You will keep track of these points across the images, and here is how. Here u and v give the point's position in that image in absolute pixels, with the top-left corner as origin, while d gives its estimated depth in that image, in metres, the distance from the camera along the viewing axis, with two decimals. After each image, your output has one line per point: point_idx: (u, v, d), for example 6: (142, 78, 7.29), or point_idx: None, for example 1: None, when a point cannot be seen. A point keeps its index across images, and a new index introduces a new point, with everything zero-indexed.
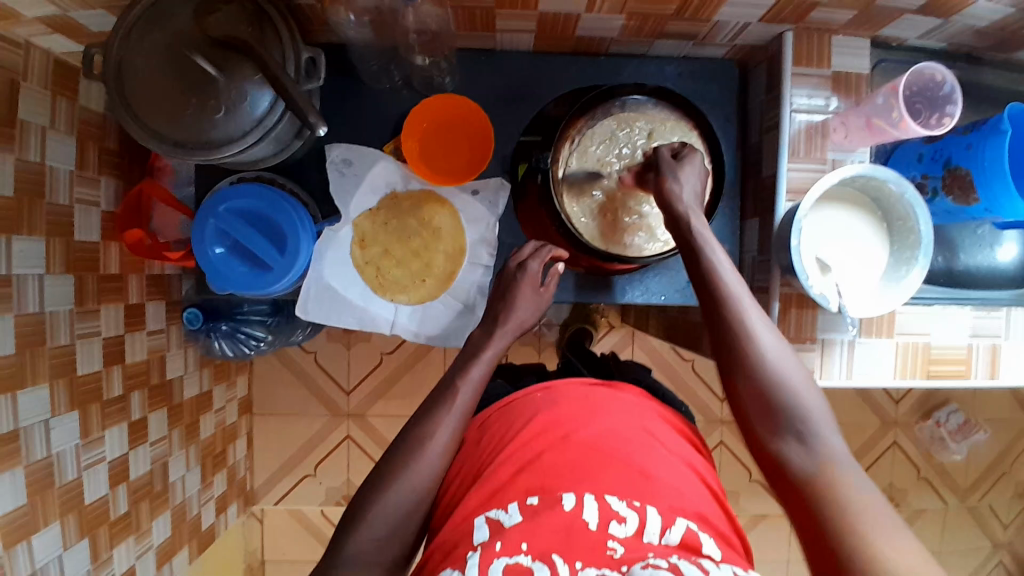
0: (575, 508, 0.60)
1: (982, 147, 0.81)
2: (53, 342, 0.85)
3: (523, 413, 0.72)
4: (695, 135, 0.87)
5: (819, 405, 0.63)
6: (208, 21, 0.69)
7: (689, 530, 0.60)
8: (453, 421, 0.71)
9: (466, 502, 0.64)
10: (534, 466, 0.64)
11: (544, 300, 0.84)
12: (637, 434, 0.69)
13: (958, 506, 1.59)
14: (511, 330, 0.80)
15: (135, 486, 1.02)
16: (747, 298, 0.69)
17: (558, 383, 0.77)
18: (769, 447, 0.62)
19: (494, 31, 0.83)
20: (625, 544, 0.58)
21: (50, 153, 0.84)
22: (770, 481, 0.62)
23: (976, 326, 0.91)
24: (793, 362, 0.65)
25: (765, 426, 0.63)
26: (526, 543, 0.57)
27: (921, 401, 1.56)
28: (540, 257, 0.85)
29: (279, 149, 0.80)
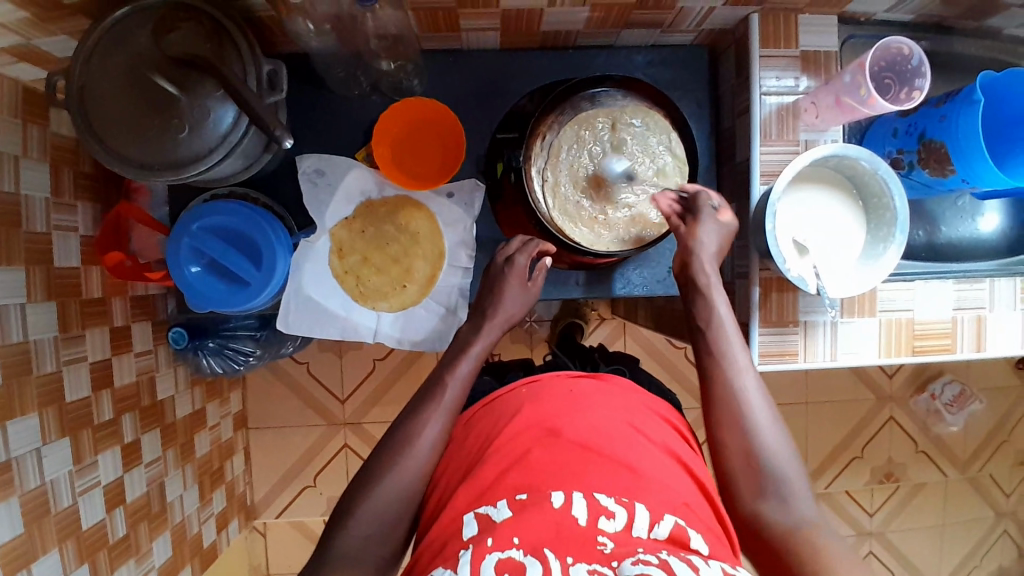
0: (564, 505, 0.59)
1: (956, 118, 0.80)
2: (39, 370, 0.85)
3: (507, 410, 0.72)
4: (655, 113, 0.85)
5: (798, 469, 0.68)
6: (168, 39, 0.69)
7: (677, 525, 0.60)
8: (441, 416, 0.71)
9: (456, 501, 0.64)
10: (522, 464, 0.64)
11: (531, 295, 0.84)
12: (623, 429, 0.68)
13: (958, 477, 1.60)
14: (498, 324, 0.80)
15: (132, 508, 1.02)
16: (740, 352, 0.74)
17: (543, 376, 0.76)
18: (748, 508, 0.67)
19: (459, 31, 0.83)
20: (614, 539, 0.57)
21: (24, 181, 0.84)
22: (748, 538, 0.66)
23: (958, 299, 0.90)
24: (778, 429, 0.70)
25: (748, 486, 0.67)
26: (517, 537, 0.57)
27: (916, 374, 1.56)
28: (528, 251, 0.84)
29: (249, 164, 0.79)
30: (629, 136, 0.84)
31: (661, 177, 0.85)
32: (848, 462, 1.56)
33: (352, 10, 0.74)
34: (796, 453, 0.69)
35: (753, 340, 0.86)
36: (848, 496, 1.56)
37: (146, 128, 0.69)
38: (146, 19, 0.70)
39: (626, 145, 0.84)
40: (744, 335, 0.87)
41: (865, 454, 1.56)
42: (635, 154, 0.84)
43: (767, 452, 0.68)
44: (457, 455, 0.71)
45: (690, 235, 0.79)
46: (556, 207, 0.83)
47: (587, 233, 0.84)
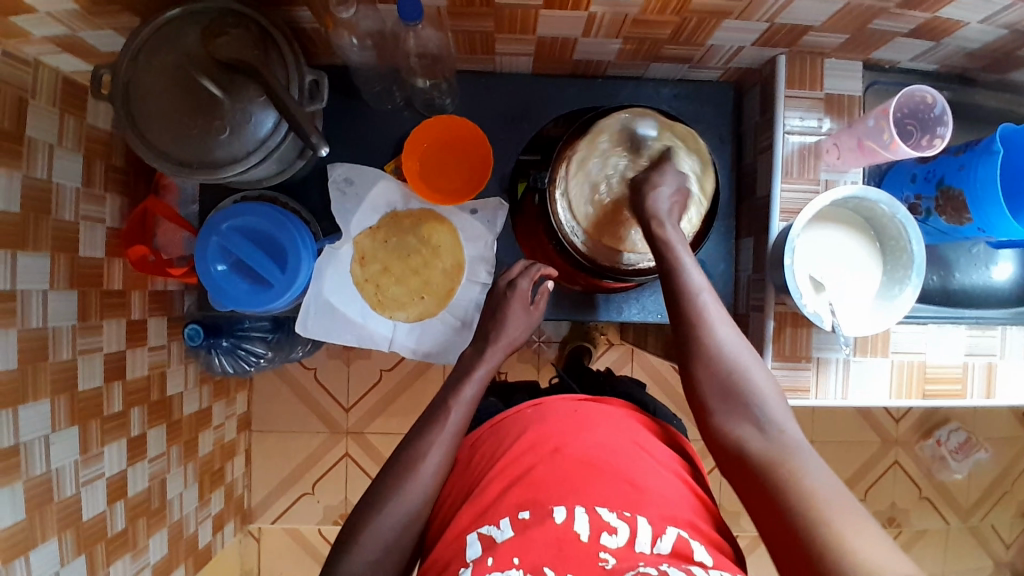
0: (567, 520, 0.60)
1: (974, 168, 0.82)
2: (55, 357, 0.86)
3: (513, 429, 0.72)
4: (678, 125, 0.86)
5: (772, 391, 0.68)
6: (214, 43, 0.71)
7: (679, 538, 0.61)
8: (446, 442, 0.71)
9: (459, 519, 0.65)
10: (525, 481, 0.64)
11: (534, 317, 0.85)
12: (627, 445, 0.69)
13: (960, 527, 1.58)
14: (502, 348, 0.81)
15: (132, 502, 1.02)
16: (708, 295, 0.73)
17: (548, 399, 0.76)
18: (724, 431, 0.67)
19: (493, 54, 0.85)
20: (616, 555, 0.58)
21: (57, 170, 0.86)
22: (733, 472, 0.67)
23: (971, 345, 0.91)
24: (754, 359, 0.70)
25: (727, 420, 0.68)
26: (517, 557, 0.58)
27: (922, 420, 1.55)
28: (529, 275, 0.86)
29: (282, 168, 0.81)
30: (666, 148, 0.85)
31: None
32: None
33: (393, 27, 0.76)
34: (768, 374, 0.70)
35: None
36: None
37: (188, 127, 0.72)
38: (195, 22, 0.72)
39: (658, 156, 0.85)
40: None
41: (868, 497, 1.55)
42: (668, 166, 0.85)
43: (742, 387, 0.68)
44: (468, 474, 0.71)
45: (646, 189, 0.80)
46: (587, 219, 0.85)
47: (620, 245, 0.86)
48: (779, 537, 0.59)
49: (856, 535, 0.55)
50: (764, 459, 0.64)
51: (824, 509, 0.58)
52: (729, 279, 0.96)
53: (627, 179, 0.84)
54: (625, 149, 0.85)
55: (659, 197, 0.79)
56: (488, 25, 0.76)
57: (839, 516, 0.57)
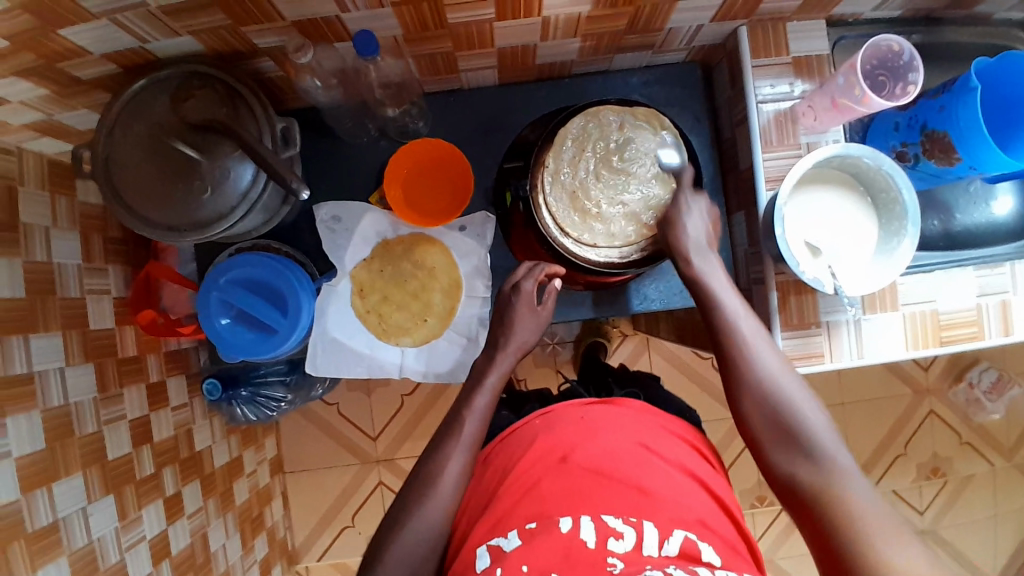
0: (572, 529, 0.61)
1: (955, 107, 0.81)
2: (81, 431, 0.88)
3: (522, 442, 0.73)
4: (638, 109, 0.87)
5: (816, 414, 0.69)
6: (183, 107, 0.73)
7: (687, 540, 0.61)
8: (462, 452, 0.72)
9: (474, 533, 0.66)
10: (533, 494, 0.65)
11: (542, 318, 0.84)
12: (633, 447, 0.70)
13: (1007, 467, 1.55)
14: (512, 352, 0.81)
15: (177, 560, 1.04)
16: (745, 320, 0.75)
17: (553, 407, 0.77)
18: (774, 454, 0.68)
19: (457, 72, 0.86)
20: (624, 559, 0.58)
21: (56, 251, 0.88)
22: (791, 512, 0.67)
23: (981, 286, 0.89)
24: (795, 381, 0.71)
25: (777, 450, 0.68)
26: (525, 564, 0.58)
27: (951, 364, 1.53)
28: (535, 275, 0.84)
29: (269, 217, 0.83)
30: (634, 136, 0.86)
31: (661, 181, 0.86)
32: (892, 460, 1.52)
33: (354, 63, 0.77)
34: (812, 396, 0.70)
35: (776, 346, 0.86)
36: (895, 495, 1.52)
37: (170, 190, 0.73)
38: (161, 90, 0.73)
39: (630, 146, 0.85)
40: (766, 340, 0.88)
41: (909, 451, 1.52)
42: (639, 154, 0.85)
43: (788, 415, 0.68)
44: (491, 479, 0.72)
45: (674, 227, 0.82)
46: (574, 224, 0.85)
47: (608, 241, 0.85)
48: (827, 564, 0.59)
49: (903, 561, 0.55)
50: (814, 491, 0.64)
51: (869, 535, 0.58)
52: (727, 256, 0.95)
53: (601, 176, 0.85)
54: (593, 148, 0.85)
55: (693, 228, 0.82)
56: (446, 45, 0.77)
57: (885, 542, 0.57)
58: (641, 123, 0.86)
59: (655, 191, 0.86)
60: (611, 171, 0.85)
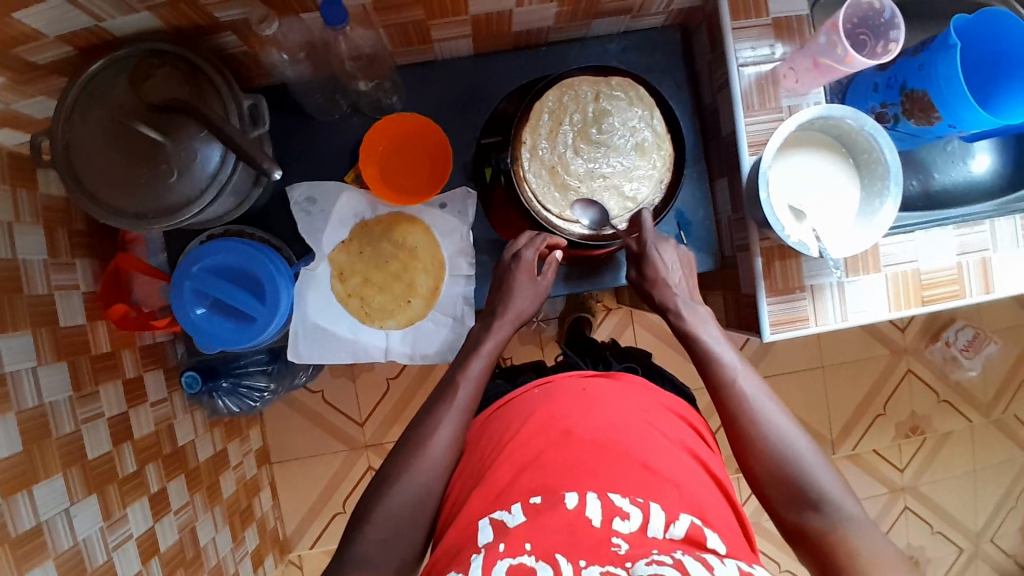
0: (578, 506, 0.60)
1: (934, 65, 0.80)
2: (58, 432, 0.85)
3: (521, 412, 0.72)
4: (613, 79, 0.84)
5: (824, 467, 0.67)
6: (145, 87, 0.69)
7: (692, 524, 0.61)
8: (455, 418, 0.71)
9: (471, 506, 0.64)
10: (535, 467, 0.65)
11: (542, 287, 0.82)
12: (637, 421, 0.70)
13: (983, 422, 1.59)
14: (510, 320, 0.79)
15: (167, 557, 1.02)
16: (750, 383, 0.73)
17: (555, 378, 0.77)
18: (787, 519, 0.67)
19: (430, 43, 0.83)
20: (629, 540, 0.58)
21: (20, 247, 0.84)
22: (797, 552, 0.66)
23: (961, 244, 0.90)
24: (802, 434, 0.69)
25: (781, 502, 0.67)
26: (529, 542, 0.57)
27: (928, 324, 1.56)
28: (535, 245, 0.82)
29: (240, 200, 0.80)
30: (610, 107, 0.84)
31: (640, 152, 0.85)
32: (873, 420, 1.55)
33: (322, 35, 0.74)
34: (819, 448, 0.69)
35: (763, 312, 0.86)
36: (876, 454, 1.56)
37: (135, 176, 0.70)
38: (119, 70, 0.69)
39: (608, 117, 0.84)
40: (752, 306, 0.87)
41: (889, 411, 1.56)
42: (617, 125, 0.84)
43: (795, 467, 0.67)
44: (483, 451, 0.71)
45: (647, 265, 0.82)
46: (555, 200, 0.83)
47: (591, 217, 0.84)
48: None
49: None
50: (820, 539, 0.64)
51: None
52: (711, 224, 0.94)
53: (581, 150, 0.83)
54: (570, 121, 0.83)
55: (669, 275, 0.81)
56: (418, 13, 0.74)
57: None
58: (618, 93, 0.84)
59: (636, 163, 0.85)
60: (588, 144, 0.84)
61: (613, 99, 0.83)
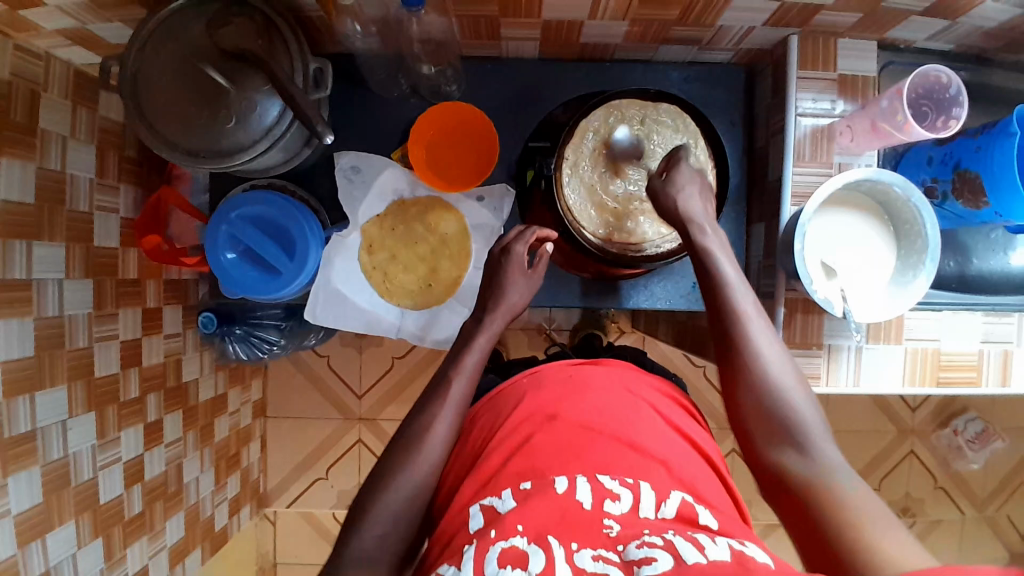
0: (568, 490, 0.60)
1: (991, 150, 0.79)
2: (71, 345, 0.88)
3: (512, 400, 0.74)
4: (663, 106, 0.85)
5: (802, 395, 0.68)
6: (221, 32, 0.72)
7: (683, 502, 0.61)
8: (449, 413, 0.72)
9: (464, 490, 0.66)
10: (523, 450, 0.66)
11: (535, 280, 0.84)
12: (622, 401, 0.72)
13: (976, 517, 1.56)
14: (502, 315, 0.81)
15: (149, 486, 1.04)
16: (745, 294, 0.73)
17: (544, 367, 0.79)
18: (754, 435, 0.68)
19: (498, 39, 0.85)
20: (621, 521, 0.58)
21: (70, 161, 0.87)
22: (757, 471, 0.67)
23: (986, 332, 0.89)
24: (785, 358, 0.70)
25: (756, 418, 0.68)
26: (521, 525, 0.57)
27: (939, 409, 1.53)
28: (525, 240, 0.84)
29: (289, 157, 0.82)
30: (655, 132, 0.85)
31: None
32: None
33: (397, 14, 0.76)
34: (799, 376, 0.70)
35: None
36: None
37: (195, 115, 0.72)
38: (200, 13, 0.72)
39: (651, 142, 0.85)
40: None
41: (882, 486, 1.53)
42: (658, 150, 0.85)
43: (774, 384, 0.68)
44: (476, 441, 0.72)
45: (667, 192, 0.79)
46: (591, 217, 0.84)
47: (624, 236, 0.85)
48: (802, 543, 0.58)
49: (875, 535, 0.53)
50: (789, 463, 0.64)
51: (850, 512, 0.56)
52: (740, 265, 0.94)
53: (622, 171, 0.84)
54: (614, 142, 0.84)
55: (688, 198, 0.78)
56: (491, 9, 0.76)
57: (856, 507, 0.56)
58: (666, 120, 0.85)
59: None
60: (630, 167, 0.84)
61: (659, 126, 0.84)
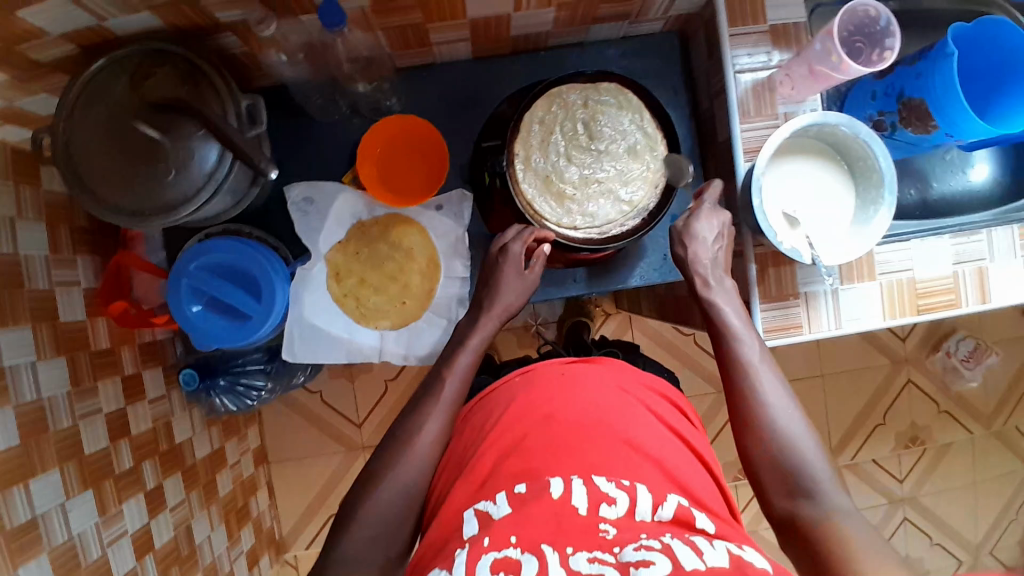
0: (563, 495, 0.60)
1: (931, 74, 0.80)
2: (55, 427, 0.85)
3: (501, 400, 0.74)
4: (603, 86, 0.85)
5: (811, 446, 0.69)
6: (145, 87, 0.70)
7: (680, 505, 0.61)
8: (436, 419, 0.72)
9: (455, 497, 0.65)
10: (518, 451, 0.66)
11: (530, 282, 0.81)
12: (616, 396, 0.72)
13: (984, 433, 1.58)
14: (497, 316, 0.79)
15: (162, 554, 1.02)
16: (750, 348, 0.75)
17: (536, 365, 0.78)
18: (768, 488, 0.69)
19: (430, 46, 0.84)
20: (615, 525, 0.58)
21: (22, 242, 0.85)
22: (775, 524, 0.68)
23: (958, 254, 0.90)
24: (793, 408, 0.71)
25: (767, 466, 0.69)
26: (514, 535, 0.57)
27: (929, 335, 1.55)
28: (523, 238, 0.81)
29: (238, 200, 0.80)
30: (600, 112, 0.84)
31: (633, 156, 0.85)
32: (871, 431, 1.54)
33: (321, 37, 0.74)
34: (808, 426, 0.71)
35: (757, 318, 0.86)
36: (876, 464, 1.55)
37: (133, 175, 0.71)
38: (120, 70, 0.71)
39: (597, 122, 0.84)
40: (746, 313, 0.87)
41: (888, 420, 1.55)
42: (606, 130, 0.84)
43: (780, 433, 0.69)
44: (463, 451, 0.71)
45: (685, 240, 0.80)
46: (552, 208, 0.83)
47: (589, 220, 0.84)
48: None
49: None
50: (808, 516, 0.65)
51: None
52: None
53: (573, 157, 0.84)
54: (560, 129, 0.84)
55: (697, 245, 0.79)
56: (416, 17, 0.75)
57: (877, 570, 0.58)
58: (609, 99, 0.85)
59: (628, 166, 0.85)
60: (582, 151, 0.84)
61: (603, 106, 0.84)
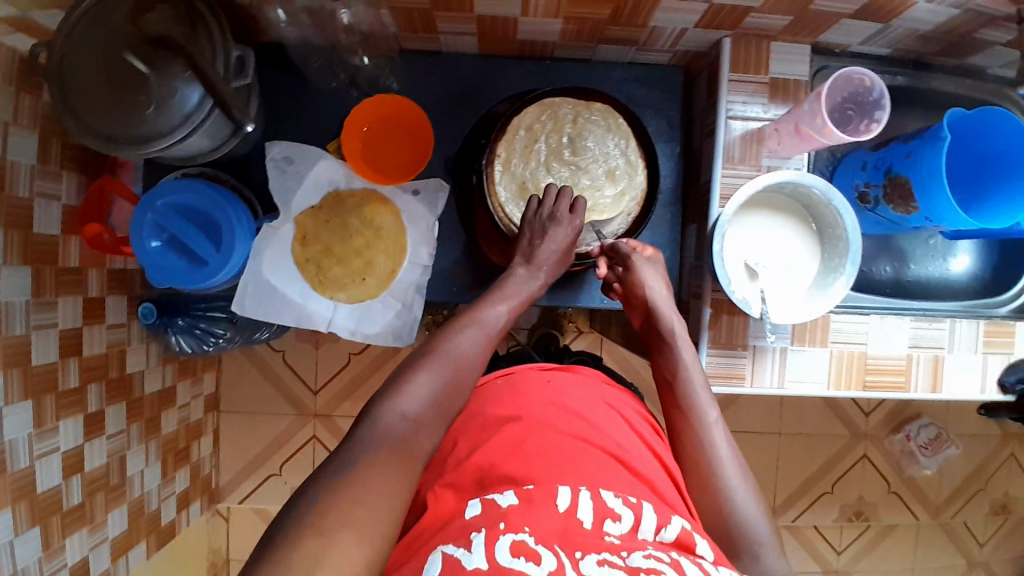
0: (570, 507, 0.57)
1: (922, 155, 0.80)
2: (7, 333, 0.86)
3: (490, 402, 0.72)
4: (595, 105, 0.85)
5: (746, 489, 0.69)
6: (144, 19, 0.71)
7: (683, 529, 0.59)
8: None
9: (450, 498, 0.61)
10: (518, 454, 0.63)
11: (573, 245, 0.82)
12: (605, 417, 0.72)
13: (930, 522, 1.58)
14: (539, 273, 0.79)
15: (90, 477, 1.03)
16: (698, 387, 0.75)
17: (517, 369, 0.78)
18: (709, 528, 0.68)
19: (436, 33, 0.85)
20: (621, 539, 0.55)
21: (12, 147, 0.85)
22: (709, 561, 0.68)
23: (914, 337, 0.89)
24: (732, 451, 0.72)
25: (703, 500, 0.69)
26: (528, 526, 0.53)
27: (892, 415, 1.54)
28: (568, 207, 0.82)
29: (216, 145, 0.82)
30: (587, 130, 0.84)
31: (610, 180, 0.85)
32: (817, 497, 1.54)
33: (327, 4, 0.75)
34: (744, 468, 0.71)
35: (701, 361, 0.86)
36: (816, 531, 1.54)
37: (113, 102, 0.72)
38: None
39: (582, 139, 0.84)
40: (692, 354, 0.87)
41: (835, 490, 1.54)
42: (590, 149, 0.85)
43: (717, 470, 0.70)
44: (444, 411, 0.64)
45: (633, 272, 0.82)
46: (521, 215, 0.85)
47: None
48: None
49: None
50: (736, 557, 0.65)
51: None
52: (675, 265, 0.95)
53: (552, 169, 0.84)
54: (546, 139, 0.84)
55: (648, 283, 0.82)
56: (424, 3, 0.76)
57: None
58: (598, 119, 0.85)
59: (603, 189, 0.85)
60: (561, 164, 0.84)
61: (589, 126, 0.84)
